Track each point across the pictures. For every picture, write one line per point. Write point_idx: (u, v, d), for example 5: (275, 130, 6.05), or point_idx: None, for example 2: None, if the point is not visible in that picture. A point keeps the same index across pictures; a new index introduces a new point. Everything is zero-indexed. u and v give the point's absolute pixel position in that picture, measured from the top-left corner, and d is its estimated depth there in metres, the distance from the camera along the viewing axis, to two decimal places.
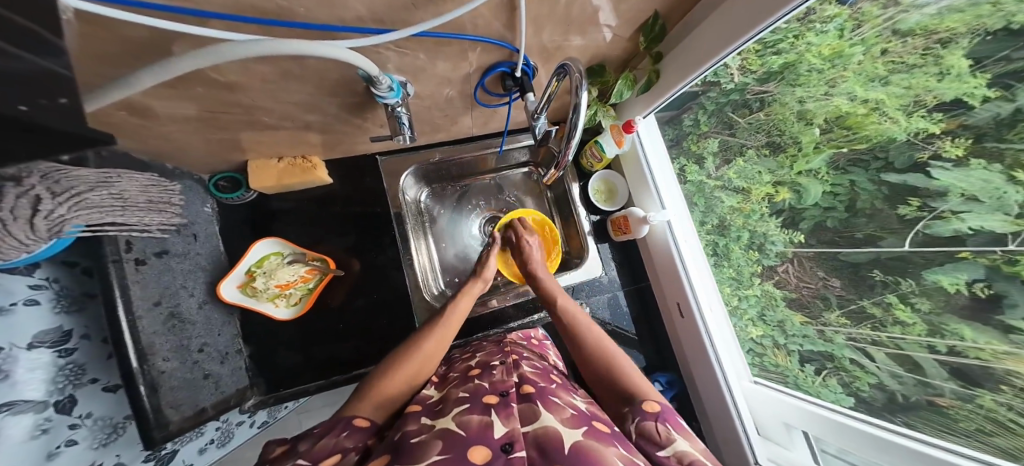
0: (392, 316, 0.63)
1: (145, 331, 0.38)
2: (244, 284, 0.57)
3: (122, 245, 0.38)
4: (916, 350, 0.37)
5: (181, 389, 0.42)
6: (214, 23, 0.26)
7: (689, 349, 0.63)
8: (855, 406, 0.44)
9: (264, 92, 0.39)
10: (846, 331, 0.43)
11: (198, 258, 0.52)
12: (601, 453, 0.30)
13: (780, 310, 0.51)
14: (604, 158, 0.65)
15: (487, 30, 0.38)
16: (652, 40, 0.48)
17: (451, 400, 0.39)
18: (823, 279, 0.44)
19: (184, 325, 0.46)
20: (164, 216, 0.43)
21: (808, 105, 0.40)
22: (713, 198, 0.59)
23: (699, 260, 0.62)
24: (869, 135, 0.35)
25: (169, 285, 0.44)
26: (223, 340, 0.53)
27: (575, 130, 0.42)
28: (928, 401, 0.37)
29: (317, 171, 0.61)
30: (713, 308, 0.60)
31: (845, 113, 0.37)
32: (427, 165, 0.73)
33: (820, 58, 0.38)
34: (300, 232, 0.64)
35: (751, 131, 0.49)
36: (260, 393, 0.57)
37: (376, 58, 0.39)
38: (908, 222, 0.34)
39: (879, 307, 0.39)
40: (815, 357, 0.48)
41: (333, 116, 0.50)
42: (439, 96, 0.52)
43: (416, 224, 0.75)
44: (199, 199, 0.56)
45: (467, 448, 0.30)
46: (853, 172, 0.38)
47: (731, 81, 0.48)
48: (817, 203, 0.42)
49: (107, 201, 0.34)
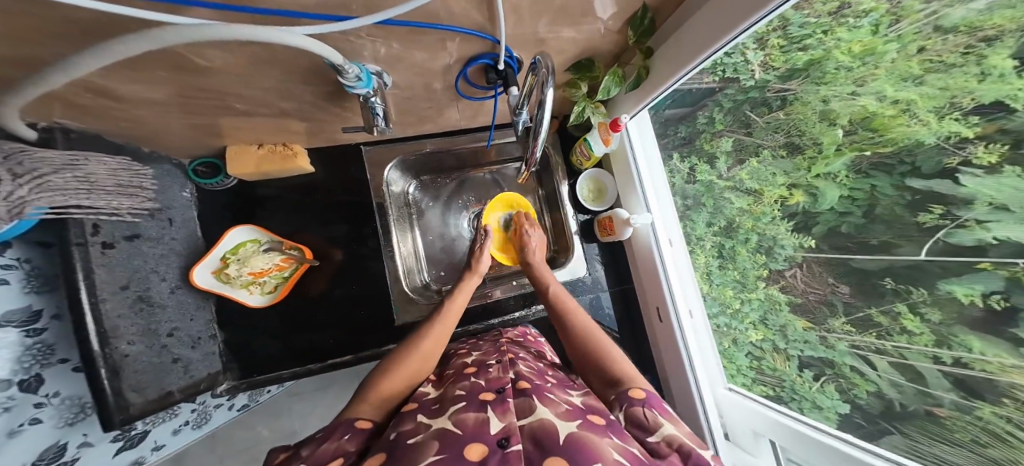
0: (367, 305, 0.71)
1: (108, 314, 0.42)
2: (217, 270, 0.62)
3: (88, 228, 0.41)
4: (921, 360, 0.36)
5: (146, 372, 0.46)
6: (198, 10, 0.25)
7: (667, 353, 0.72)
8: (851, 413, 0.45)
9: (236, 82, 0.40)
10: (850, 339, 0.43)
11: (172, 242, 0.58)
12: (594, 443, 0.29)
13: (783, 316, 0.52)
14: (593, 156, 0.73)
15: (464, 19, 0.36)
16: (640, 34, 0.49)
17: (447, 399, 0.39)
18: (832, 285, 0.44)
19: (152, 308, 0.50)
20: (133, 199, 0.48)
21: (833, 104, 0.38)
22: (723, 198, 0.59)
23: (682, 264, 0.71)
24: (894, 138, 0.33)
25: (139, 268, 0.48)
26: (195, 324, 0.59)
27: (541, 126, 0.42)
28: (926, 410, 0.37)
29: (296, 160, 0.65)
30: (695, 313, 0.69)
31: (873, 113, 0.34)
32: (410, 158, 0.78)
33: (849, 54, 0.35)
34: (281, 221, 0.71)
35: (769, 130, 0.48)
36: (233, 378, 0.65)
37: (349, 46, 0.38)
38: (927, 230, 0.32)
39: (886, 316, 0.38)
40: (814, 363, 0.49)
41: (306, 103, 0.50)
42: (417, 83, 0.52)
43: (400, 217, 0.80)
44: (179, 184, 0.62)
45: (464, 445, 0.29)
46: (874, 176, 0.36)
47: (752, 77, 0.47)
48: (832, 207, 0.41)
49: (72, 183, 0.38)
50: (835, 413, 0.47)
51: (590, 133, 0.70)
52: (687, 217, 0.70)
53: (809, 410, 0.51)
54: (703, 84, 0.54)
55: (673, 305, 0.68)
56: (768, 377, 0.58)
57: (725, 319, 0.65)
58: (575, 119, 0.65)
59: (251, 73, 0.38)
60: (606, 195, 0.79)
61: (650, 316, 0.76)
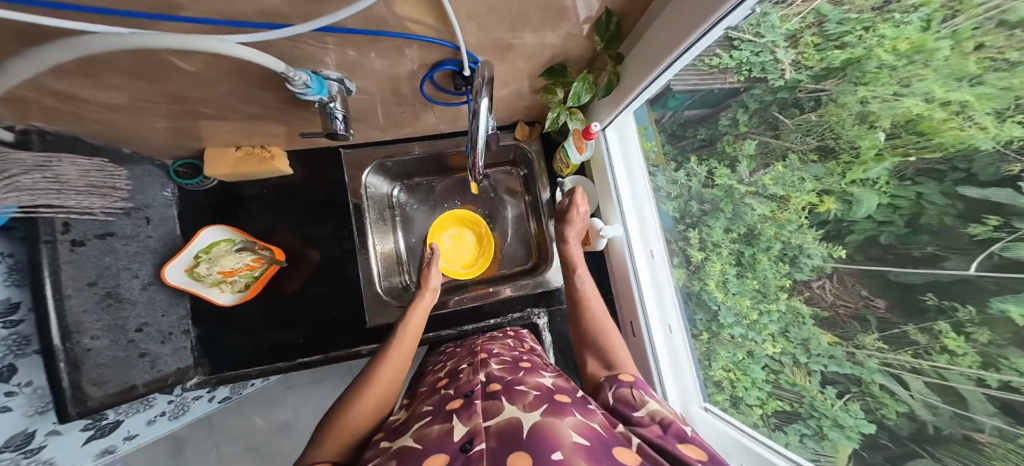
0: (332, 305, 0.79)
1: (73, 309, 0.48)
2: (189, 268, 0.70)
3: (57, 227, 0.47)
4: (962, 382, 0.33)
5: (108, 366, 0.52)
6: (168, 24, 0.32)
7: (637, 358, 0.84)
8: (877, 434, 0.43)
9: (196, 87, 0.47)
10: (882, 356, 0.40)
11: (148, 240, 0.66)
12: (554, 425, 0.32)
13: (807, 328, 0.50)
14: (570, 163, 0.83)
15: (415, 27, 0.40)
16: (609, 39, 0.51)
17: (415, 416, 0.41)
18: (865, 298, 0.41)
19: (120, 304, 0.57)
20: (106, 199, 0.56)
21: (873, 105, 0.36)
22: (743, 204, 0.57)
23: (660, 276, 0.81)
24: (944, 142, 0.30)
25: (110, 266, 0.56)
26: (166, 319, 0.68)
27: (478, 133, 0.49)
28: (963, 435, 0.33)
29: (272, 162, 0.75)
30: (674, 329, 0.79)
31: (918, 115, 0.32)
32: (385, 163, 0.85)
33: (895, 53, 0.33)
34: (264, 217, 0.81)
35: (798, 133, 0.46)
36: (203, 372, 0.74)
37: (305, 54, 0.42)
38: (979, 243, 0.30)
39: (925, 334, 0.35)
40: (840, 380, 0.47)
41: (271, 107, 0.57)
42: (385, 88, 0.58)
43: (380, 220, 0.88)
44: (160, 184, 0.72)
45: (428, 454, 0.30)
46: (921, 183, 0.33)
47: (781, 77, 0.46)
48: (869, 215, 0.39)
49: (42, 182, 0.45)
50: (857, 433, 0.45)
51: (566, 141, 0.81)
52: (702, 223, 0.68)
53: (829, 429, 0.49)
54: (727, 84, 0.54)
55: (645, 320, 0.80)
56: (786, 392, 0.55)
57: (741, 330, 0.63)
58: (550, 125, 0.69)
59: (206, 80, 0.45)
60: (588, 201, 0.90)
61: (626, 329, 0.88)
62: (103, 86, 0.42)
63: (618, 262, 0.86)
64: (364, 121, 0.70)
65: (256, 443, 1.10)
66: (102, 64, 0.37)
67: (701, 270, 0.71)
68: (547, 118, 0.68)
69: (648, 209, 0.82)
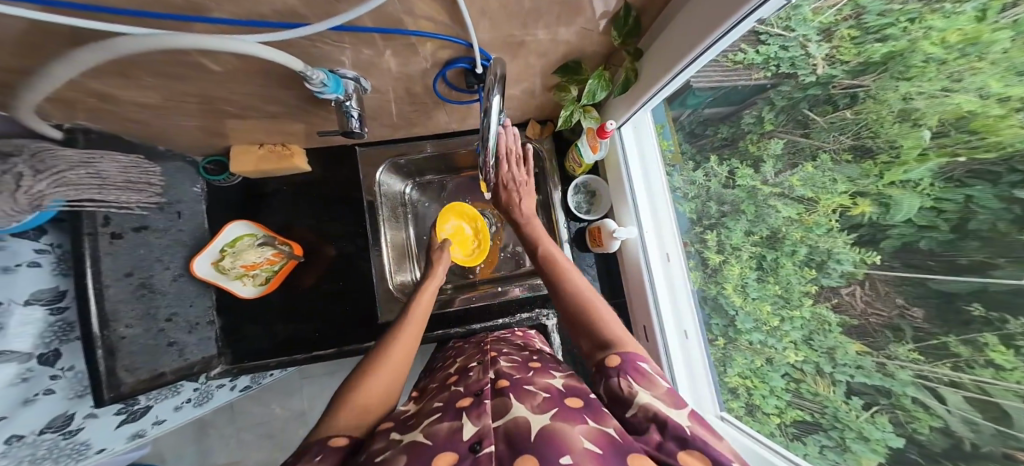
0: (352, 299, 0.80)
1: (112, 298, 0.50)
2: (216, 261, 0.71)
3: (97, 220, 0.49)
4: (1006, 399, 0.30)
5: (140, 353, 0.53)
6: (198, 26, 0.32)
7: None
8: (906, 448, 0.41)
9: (221, 88, 0.47)
10: (917, 368, 0.38)
11: (179, 233, 0.67)
12: (565, 430, 0.31)
13: (833, 337, 0.47)
14: (583, 162, 0.81)
15: (429, 24, 0.39)
16: (626, 34, 0.49)
17: (424, 413, 0.41)
18: (901, 307, 0.39)
19: (153, 294, 0.58)
20: (142, 194, 0.56)
21: (918, 102, 0.34)
22: (767, 206, 0.56)
23: (676, 281, 0.78)
24: (1000, 142, 0.28)
25: (145, 258, 0.57)
26: (193, 310, 0.69)
27: (489, 132, 0.47)
28: (1004, 454, 0.31)
29: (292, 159, 0.75)
30: (689, 334, 0.76)
31: (970, 114, 0.29)
32: (398, 161, 0.84)
33: (943, 45, 0.31)
34: (281, 214, 0.81)
35: (832, 131, 0.44)
36: (226, 361, 0.75)
37: (320, 52, 0.42)
38: None
39: (968, 347, 0.33)
40: (867, 391, 0.44)
41: (292, 106, 0.57)
42: (398, 87, 0.57)
43: (393, 216, 0.87)
44: (190, 180, 0.73)
45: (436, 453, 0.30)
46: (972, 186, 0.31)
47: (813, 73, 0.44)
48: (909, 219, 0.37)
49: (86, 179, 0.45)
50: (884, 446, 0.43)
51: (579, 139, 0.79)
52: (721, 224, 0.67)
53: (853, 441, 0.47)
54: (751, 80, 0.52)
55: (660, 327, 0.76)
56: (807, 402, 0.53)
57: (759, 336, 0.61)
58: (563, 123, 0.68)
59: (231, 80, 0.45)
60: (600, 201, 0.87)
61: (638, 334, 0.84)
62: (136, 86, 0.43)
63: (632, 265, 0.82)
64: (377, 119, 0.70)
65: (271, 431, 1.12)
66: (133, 66, 0.37)
67: (718, 274, 0.70)
68: (559, 116, 0.66)
69: (664, 212, 0.81)
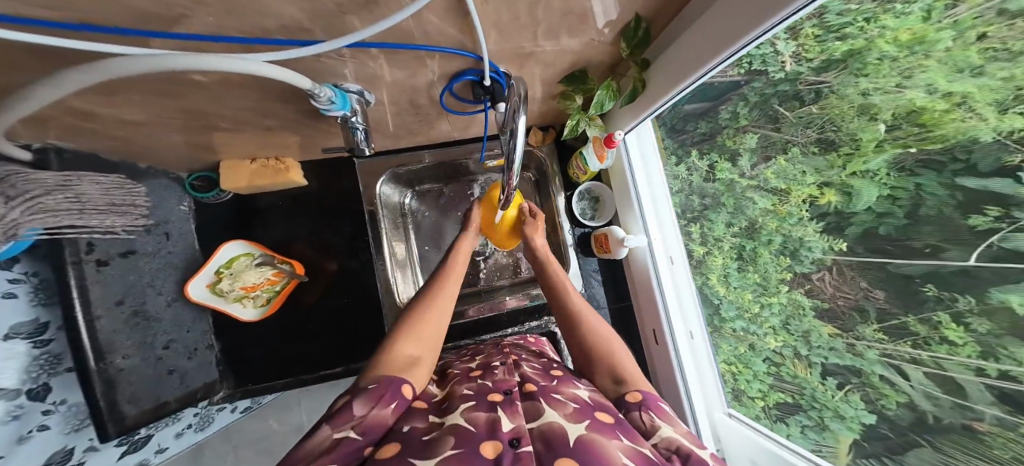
0: (353, 314, 0.85)
1: (104, 330, 0.50)
2: (211, 284, 0.73)
3: (80, 247, 0.48)
4: (960, 372, 0.33)
5: (138, 385, 0.54)
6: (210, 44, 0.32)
7: (662, 373, 0.80)
8: (877, 424, 0.43)
9: (213, 101, 0.46)
10: (882, 347, 0.41)
11: (168, 255, 0.68)
12: (601, 443, 0.33)
13: (807, 321, 0.50)
14: (588, 170, 0.82)
15: (441, 38, 0.39)
16: (635, 45, 0.51)
17: (456, 397, 0.44)
18: (865, 289, 0.41)
19: (148, 323, 0.60)
20: (127, 217, 0.57)
21: (875, 98, 0.36)
22: (745, 199, 0.58)
23: (684, 286, 0.76)
24: (946, 134, 0.30)
25: (135, 283, 0.58)
26: (190, 335, 0.71)
27: (514, 154, 0.49)
28: (963, 425, 0.34)
29: (289, 173, 0.77)
30: (696, 335, 0.75)
31: (921, 107, 0.32)
32: (398, 171, 0.85)
33: (896, 43, 0.33)
34: (285, 226, 0.85)
35: (800, 125, 0.46)
36: (228, 386, 0.79)
37: (324, 66, 0.41)
38: (979, 234, 0.30)
39: (925, 325, 0.35)
40: (840, 371, 0.47)
41: (289, 120, 0.58)
42: (401, 98, 0.58)
43: (394, 228, 0.88)
44: (176, 198, 0.74)
45: (478, 443, 0.33)
46: (921, 174, 0.33)
47: (782, 70, 0.45)
48: (869, 207, 0.39)
49: (64, 203, 0.44)
50: (858, 424, 0.46)
51: (584, 148, 0.81)
52: (704, 217, 0.69)
53: (831, 419, 0.49)
54: (726, 77, 0.53)
55: (669, 328, 0.76)
56: (788, 384, 0.56)
57: (742, 324, 0.64)
58: (570, 132, 0.70)
59: (226, 93, 0.44)
60: (605, 207, 0.89)
61: (648, 338, 0.84)
62: (118, 103, 0.42)
63: (641, 270, 0.82)
64: (378, 130, 0.71)
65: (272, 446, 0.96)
66: (125, 84, 0.37)
67: (704, 264, 0.72)
68: (567, 125, 0.69)
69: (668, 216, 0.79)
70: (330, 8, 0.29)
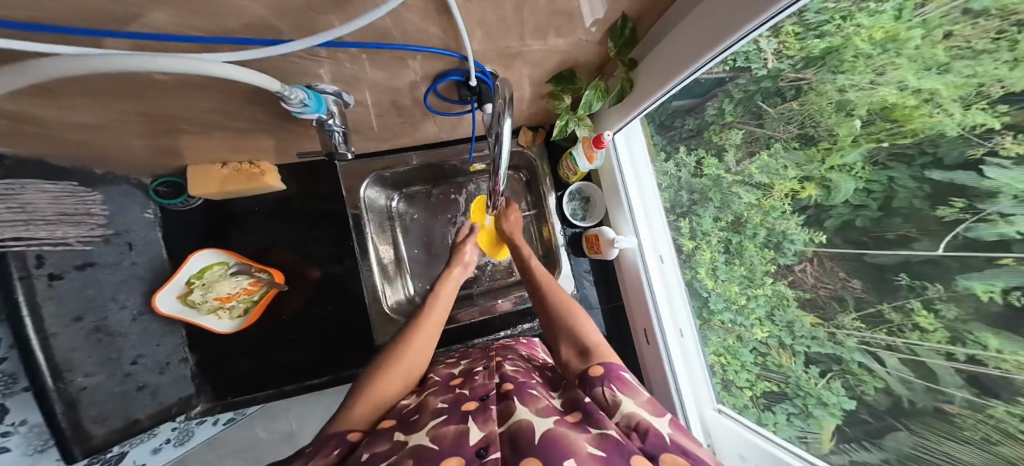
0: (338, 323, 0.84)
1: (61, 347, 0.48)
2: (181, 295, 0.71)
3: (30, 261, 0.46)
4: (933, 357, 0.35)
5: (107, 403, 0.54)
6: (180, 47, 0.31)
7: (652, 370, 0.81)
8: (857, 410, 0.45)
9: (178, 105, 0.44)
10: (861, 335, 0.42)
11: (133, 267, 0.67)
12: (569, 436, 0.34)
13: (791, 311, 0.51)
14: (578, 171, 0.83)
15: (424, 38, 0.39)
16: (622, 45, 0.51)
17: (428, 411, 0.45)
18: (844, 280, 0.43)
19: (110, 338, 0.58)
20: (80, 228, 0.56)
21: (851, 94, 0.37)
22: (731, 193, 0.59)
23: (672, 282, 0.79)
24: (916, 129, 0.32)
25: (95, 297, 0.57)
26: (161, 349, 0.69)
27: (500, 161, 0.50)
28: (935, 407, 0.36)
29: (263, 177, 0.74)
30: (686, 333, 0.76)
31: (892, 104, 0.33)
32: (383, 174, 0.84)
33: (870, 41, 0.34)
34: (263, 228, 0.83)
35: (781, 121, 0.48)
36: (206, 401, 0.77)
37: (304, 66, 0.40)
38: (946, 225, 0.31)
39: (899, 313, 0.37)
40: (823, 359, 0.48)
41: (262, 123, 0.56)
42: (384, 99, 0.57)
43: (380, 232, 0.87)
44: (140, 205, 0.72)
45: (443, 457, 0.34)
46: (894, 168, 0.35)
47: (765, 67, 0.46)
48: (846, 200, 0.40)
49: (11, 214, 0.45)
50: (840, 409, 0.47)
51: (574, 149, 0.81)
52: (693, 212, 0.71)
53: (814, 407, 0.51)
54: (710, 74, 0.53)
55: (659, 327, 0.77)
56: (774, 373, 0.58)
57: (729, 315, 0.65)
58: (559, 133, 0.71)
59: (187, 95, 0.42)
60: (595, 208, 0.90)
61: (639, 338, 0.85)
62: (71, 107, 0.39)
63: (632, 271, 0.83)
64: (359, 132, 0.70)
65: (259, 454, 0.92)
66: (63, 82, 0.32)
67: (692, 259, 0.73)
68: (556, 125, 0.69)
69: (656, 216, 0.81)
70: (302, 5, 0.28)
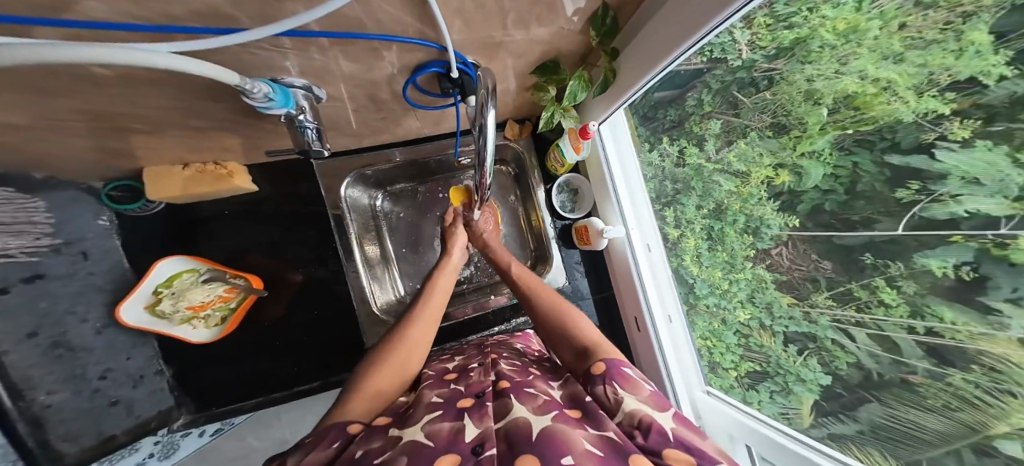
0: (326, 327, 0.84)
1: (18, 365, 0.51)
2: (149, 305, 0.71)
3: None
4: (896, 331, 0.37)
5: (62, 422, 0.56)
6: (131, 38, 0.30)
7: (645, 358, 0.83)
8: (832, 384, 0.47)
9: (123, 102, 0.43)
10: (833, 312, 0.44)
11: (89, 277, 0.66)
12: (564, 432, 0.36)
13: (769, 293, 0.54)
14: (566, 162, 0.83)
15: (398, 27, 0.38)
16: (604, 34, 0.52)
17: (422, 406, 0.46)
18: (816, 261, 0.45)
19: (74, 353, 0.60)
20: (23, 238, 0.55)
21: (818, 83, 0.39)
22: (712, 182, 0.61)
23: (660, 270, 0.80)
24: (876, 116, 0.34)
25: (48, 311, 0.58)
26: (132, 362, 0.70)
27: (484, 152, 0.51)
28: (901, 378, 0.38)
29: (232, 179, 0.73)
30: (674, 319, 0.78)
31: (854, 92, 0.35)
32: (365, 171, 0.84)
33: (834, 32, 0.36)
34: (238, 231, 0.82)
35: (756, 110, 0.49)
36: (189, 411, 0.77)
37: (268, 57, 0.39)
38: (905, 205, 0.33)
39: (866, 290, 0.39)
40: (799, 338, 0.51)
41: (220, 120, 0.54)
42: (359, 94, 0.57)
43: (365, 231, 0.87)
44: (92, 212, 0.70)
45: (441, 454, 0.35)
46: (857, 153, 0.37)
47: (739, 57, 0.47)
48: (816, 185, 0.42)
49: None
50: (816, 385, 0.50)
51: (560, 140, 0.82)
52: (677, 201, 0.73)
53: (793, 383, 0.54)
54: (689, 65, 0.54)
55: (649, 315, 0.79)
56: (756, 353, 0.60)
57: (714, 299, 0.67)
58: (545, 124, 0.71)
59: (138, 90, 0.40)
60: (584, 200, 0.91)
61: (631, 326, 0.87)
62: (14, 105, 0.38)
63: (621, 261, 0.85)
64: (336, 130, 0.69)
65: None
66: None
67: (678, 247, 0.76)
68: (542, 117, 0.70)
69: (642, 208, 0.82)
70: None
